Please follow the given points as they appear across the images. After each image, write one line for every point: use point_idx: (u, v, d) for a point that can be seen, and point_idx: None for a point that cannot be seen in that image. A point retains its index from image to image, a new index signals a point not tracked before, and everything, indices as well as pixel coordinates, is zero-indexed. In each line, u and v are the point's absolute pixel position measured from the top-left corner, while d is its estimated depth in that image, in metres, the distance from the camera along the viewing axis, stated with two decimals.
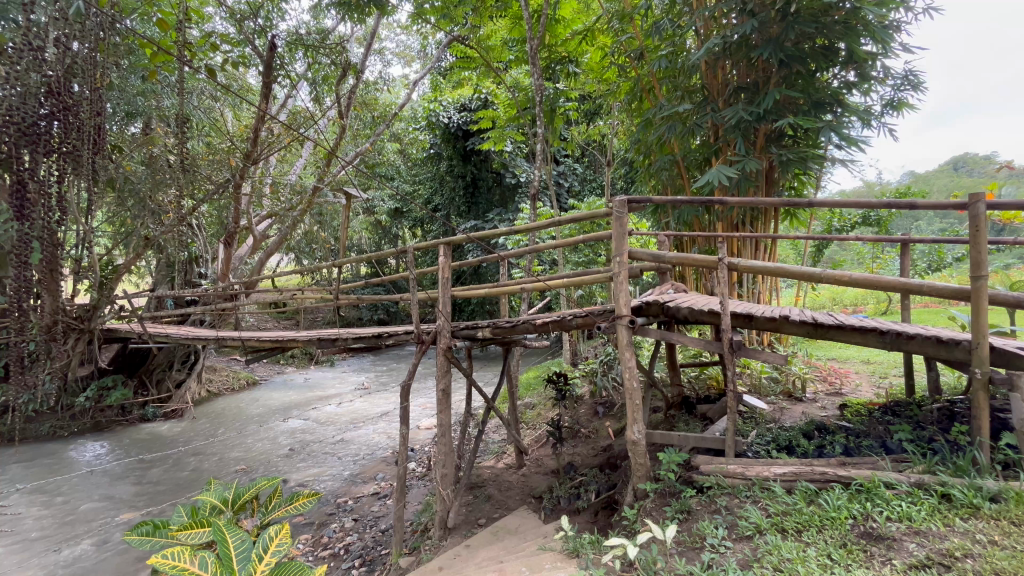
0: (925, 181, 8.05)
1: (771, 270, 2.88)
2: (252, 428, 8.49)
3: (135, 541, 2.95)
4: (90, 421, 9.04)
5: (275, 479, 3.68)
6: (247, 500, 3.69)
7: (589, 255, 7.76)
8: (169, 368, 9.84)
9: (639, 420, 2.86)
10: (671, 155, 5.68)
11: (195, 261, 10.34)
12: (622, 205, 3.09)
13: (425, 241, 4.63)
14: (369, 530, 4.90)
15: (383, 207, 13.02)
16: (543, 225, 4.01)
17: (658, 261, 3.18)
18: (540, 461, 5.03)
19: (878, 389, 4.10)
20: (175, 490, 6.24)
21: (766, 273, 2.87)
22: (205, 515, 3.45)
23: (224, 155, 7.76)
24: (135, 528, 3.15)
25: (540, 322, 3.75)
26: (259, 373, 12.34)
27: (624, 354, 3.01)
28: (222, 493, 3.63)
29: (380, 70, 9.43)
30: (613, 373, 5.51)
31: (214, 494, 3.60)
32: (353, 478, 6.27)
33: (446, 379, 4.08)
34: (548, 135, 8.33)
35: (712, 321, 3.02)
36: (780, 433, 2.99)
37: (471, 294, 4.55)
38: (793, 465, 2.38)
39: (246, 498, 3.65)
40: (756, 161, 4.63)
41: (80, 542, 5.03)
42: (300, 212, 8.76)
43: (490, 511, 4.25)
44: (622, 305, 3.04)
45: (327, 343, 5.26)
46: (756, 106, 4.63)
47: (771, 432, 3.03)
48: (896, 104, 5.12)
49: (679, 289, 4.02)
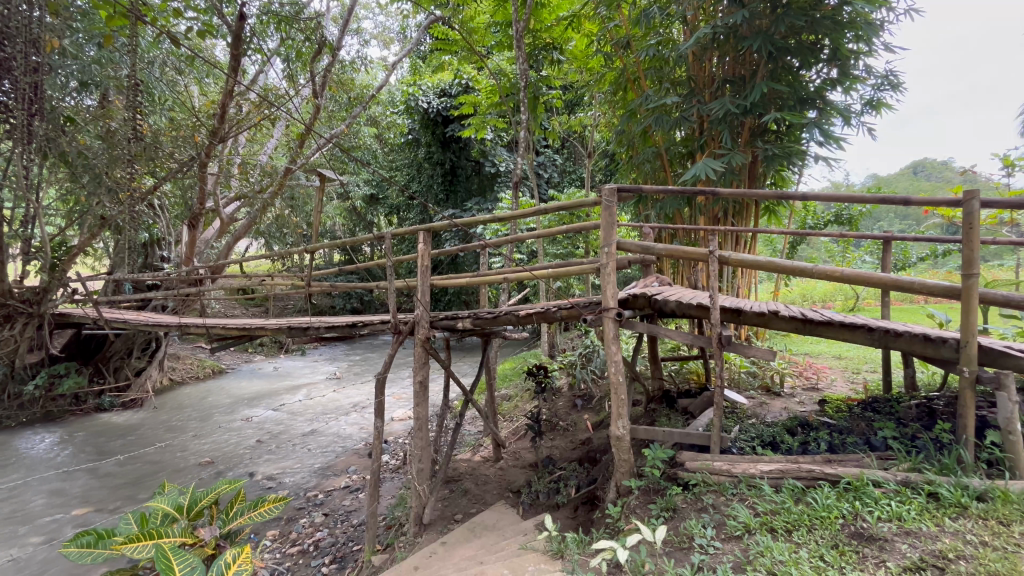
0: (887, 183, 8.25)
1: (763, 264, 2.80)
2: (217, 419, 8.16)
3: (74, 556, 3.25)
4: (41, 411, 8.50)
5: (234, 485, 3.92)
6: (205, 505, 3.85)
7: (570, 247, 7.69)
8: (128, 355, 9.45)
9: (625, 415, 2.80)
10: (655, 148, 5.60)
11: (156, 243, 9.89)
12: (611, 194, 2.98)
13: (403, 228, 4.42)
14: (340, 526, 4.75)
15: (358, 193, 12.64)
16: (527, 214, 3.85)
17: (646, 253, 3.09)
18: (518, 454, 4.96)
19: (853, 385, 4.16)
20: (132, 485, 5.92)
21: (758, 267, 2.80)
22: (156, 524, 3.56)
23: (188, 131, 7.34)
24: (77, 538, 3.43)
25: (523, 313, 3.57)
26: (226, 361, 11.91)
27: (610, 347, 2.92)
28: (176, 500, 3.80)
29: (358, 50, 9.07)
30: (592, 366, 5.48)
31: (168, 501, 3.78)
32: (324, 471, 6.09)
33: (423, 371, 3.93)
34: (530, 123, 8.18)
35: (699, 315, 2.96)
36: (764, 428, 2.97)
37: (450, 283, 4.39)
38: (780, 463, 2.35)
39: (202, 505, 3.80)
40: (742, 155, 4.60)
41: (26, 541, 4.71)
42: (270, 195, 8.40)
43: (467, 506, 4.15)
44: (609, 297, 2.93)
45: (298, 332, 5.02)
46: (744, 99, 4.58)
47: (754, 427, 3.01)
48: (875, 104, 5.17)
49: (663, 282, 3.95)
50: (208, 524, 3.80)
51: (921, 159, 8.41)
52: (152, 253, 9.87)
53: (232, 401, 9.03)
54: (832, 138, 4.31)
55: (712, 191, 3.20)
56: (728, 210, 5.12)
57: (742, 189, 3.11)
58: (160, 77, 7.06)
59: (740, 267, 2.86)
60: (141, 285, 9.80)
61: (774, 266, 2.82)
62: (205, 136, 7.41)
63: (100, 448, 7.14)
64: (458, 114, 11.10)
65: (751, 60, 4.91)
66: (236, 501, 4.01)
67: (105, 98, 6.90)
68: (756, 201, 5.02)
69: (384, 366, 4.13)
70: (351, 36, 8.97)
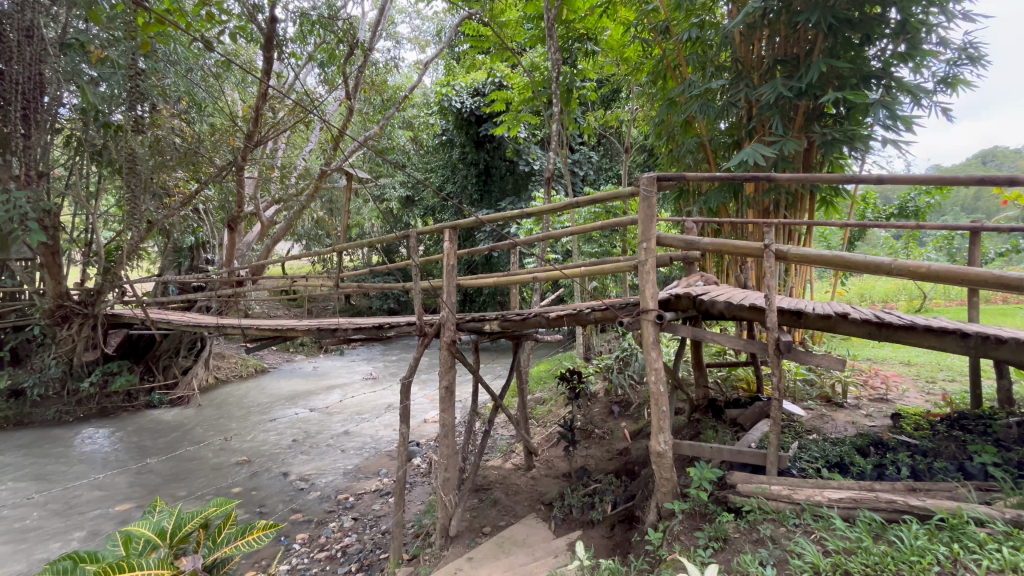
0: (951, 172, 7.44)
1: (828, 260, 2.43)
2: (256, 417, 8.34)
3: None
4: (96, 407, 8.94)
5: (225, 506, 3.78)
6: (190, 530, 3.55)
7: (606, 246, 7.38)
8: (176, 355, 9.83)
9: (667, 429, 2.51)
10: (698, 138, 5.24)
11: (201, 246, 10.26)
12: (650, 182, 2.68)
13: (429, 227, 4.27)
14: (369, 532, 4.66)
15: (394, 194, 12.75)
16: (556, 209, 3.61)
17: (689, 248, 2.77)
18: (550, 464, 4.72)
19: (929, 397, 3.68)
20: (173, 482, 6.07)
21: (824, 263, 2.43)
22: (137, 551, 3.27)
23: (226, 135, 7.51)
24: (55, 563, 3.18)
25: (553, 316, 3.34)
26: (268, 361, 12.23)
27: (649, 354, 2.63)
28: (159, 523, 3.50)
29: (391, 52, 9.08)
30: (630, 371, 5.17)
31: (151, 525, 3.49)
32: (356, 473, 6.04)
33: (449, 375, 3.76)
34: (564, 118, 7.96)
35: (753, 318, 2.62)
36: (830, 446, 2.62)
37: (479, 283, 4.20)
38: (852, 490, 2.03)
39: (187, 530, 3.50)
40: (796, 141, 4.16)
41: (72, 535, 4.87)
42: (306, 197, 8.51)
43: (496, 518, 3.95)
44: (649, 297, 2.65)
45: (327, 333, 4.96)
46: (798, 81, 4.17)
47: (816, 445, 2.66)
48: (951, 80, 4.62)
49: (708, 280, 3.61)
50: (192, 552, 3.48)
51: (991, 148, 7.56)
52: (197, 256, 10.22)
53: (272, 400, 9.22)
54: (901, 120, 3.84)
55: (766, 177, 2.83)
56: (781, 202, 4.70)
57: (802, 174, 2.72)
58: (199, 82, 7.24)
59: (801, 263, 2.50)
60: (187, 287, 10.17)
61: (843, 262, 2.44)
62: (242, 139, 7.54)
63: (146, 445, 7.40)
64: (492, 113, 10.96)
65: (806, 37, 4.48)
66: (225, 525, 3.77)
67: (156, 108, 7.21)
68: (812, 190, 4.57)
69: (409, 371, 3.98)
70: (385, 38, 9.00)
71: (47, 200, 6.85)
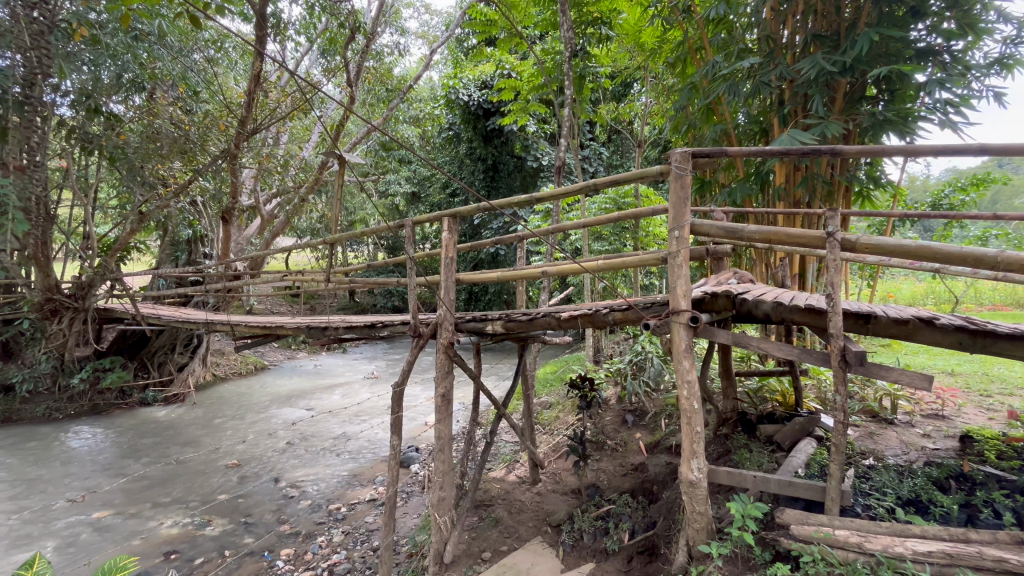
0: (985, 170, 6.98)
1: (911, 251, 1.94)
2: (251, 417, 8.03)
3: None
4: (88, 404, 8.61)
5: None
6: None
7: (617, 243, 6.92)
8: (171, 351, 9.53)
9: (701, 453, 2.10)
10: (723, 125, 4.75)
11: (199, 240, 9.92)
12: (683, 159, 2.24)
13: (423, 215, 3.80)
14: (359, 548, 4.30)
15: (399, 190, 12.45)
16: (570, 192, 3.03)
17: (731, 238, 2.33)
18: (558, 478, 4.33)
19: (992, 414, 3.26)
20: (157, 488, 5.74)
21: (905, 256, 1.94)
22: None
23: (216, 121, 7.10)
24: None
25: (564, 316, 2.92)
26: (269, 358, 11.93)
27: (681, 363, 2.20)
28: None
29: (396, 40, 8.70)
30: (644, 377, 4.75)
31: None
32: (350, 480, 5.69)
33: (446, 381, 3.36)
34: (576, 107, 7.48)
35: (806, 322, 2.19)
36: (897, 477, 2.27)
37: (481, 279, 3.75)
38: (944, 543, 1.71)
39: None
40: (839, 124, 3.71)
41: (41, 545, 4.53)
42: (305, 190, 8.15)
43: (498, 540, 3.57)
44: (680, 296, 2.24)
45: (316, 332, 4.53)
46: (842, 55, 3.71)
47: (879, 475, 2.28)
48: (1011, 62, 4.14)
49: (742, 278, 3.16)
50: None
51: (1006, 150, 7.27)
52: (195, 249, 9.91)
53: (270, 399, 8.91)
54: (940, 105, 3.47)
55: (829, 150, 2.31)
56: (816, 193, 4.11)
57: (874, 147, 2.21)
58: (194, 66, 6.81)
59: (875, 254, 2.04)
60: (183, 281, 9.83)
61: (933, 254, 1.93)
62: (235, 126, 7.15)
63: (134, 445, 7.09)
64: (500, 105, 10.52)
65: (844, 13, 4.02)
66: None
67: (152, 96, 6.89)
68: (851, 180, 4.08)
69: (401, 376, 3.58)
70: (389, 26, 8.65)
71: (36, 189, 6.53)
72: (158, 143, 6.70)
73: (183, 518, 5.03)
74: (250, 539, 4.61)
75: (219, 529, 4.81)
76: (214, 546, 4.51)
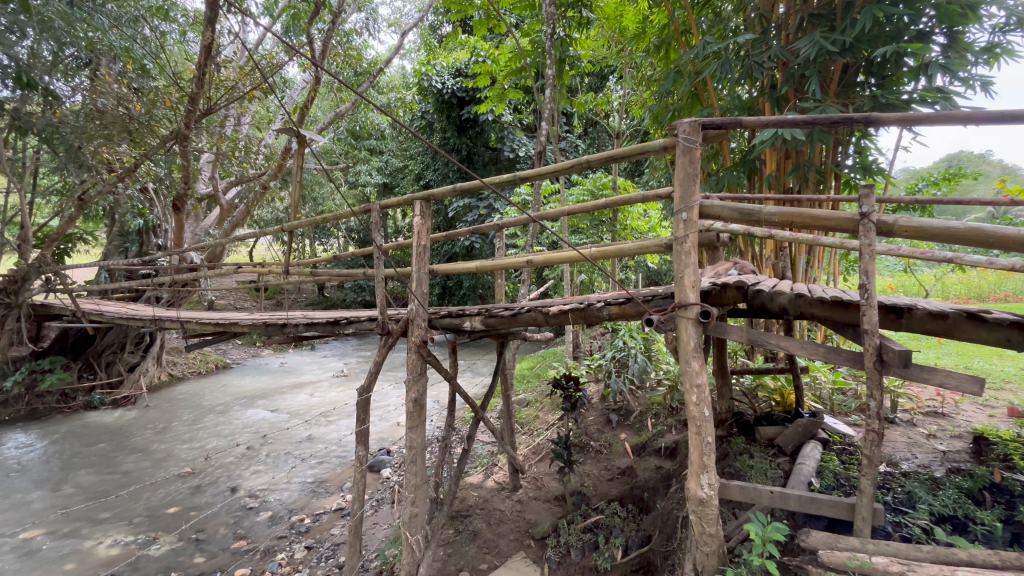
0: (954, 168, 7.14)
1: (956, 233, 1.72)
2: (209, 420, 7.50)
3: None
4: (25, 408, 7.91)
5: None
6: None
7: (595, 236, 6.63)
8: (120, 350, 8.81)
9: (712, 468, 1.86)
10: (711, 109, 4.50)
11: (151, 231, 9.21)
12: (692, 130, 1.98)
13: (393, 199, 3.42)
14: (324, 566, 3.93)
15: (370, 181, 11.98)
16: (559, 171, 2.71)
17: (746, 220, 2.08)
18: (539, 483, 4.07)
19: (992, 411, 3.23)
20: (98, 502, 5.20)
21: (949, 239, 1.72)
22: None
23: (163, 99, 6.46)
24: None
25: (552, 311, 2.65)
26: (231, 356, 11.28)
27: (689, 363, 1.94)
28: None
29: (367, 22, 8.19)
30: (629, 375, 4.52)
31: None
32: (317, 487, 5.30)
33: (418, 386, 3.00)
34: (556, 93, 7.15)
35: (827, 317, 2.01)
36: (925, 496, 2.24)
37: (458, 271, 3.37)
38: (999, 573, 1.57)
39: None
40: (838, 107, 3.49)
41: None
42: (267, 176, 7.61)
43: (477, 556, 3.29)
44: (688, 287, 1.97)
45: (273, 329, 4.12)
46: (842, 34, 3.49)
47: (912, 499, 2.26)
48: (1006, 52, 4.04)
49: (743, 269, 2.93)
50: None
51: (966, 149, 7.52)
52: (146, 240, 9.21)
53: (230, 400, 8.37)
54: (932, 92, 3.28)
55: (863, 119, 2.01)
56: (808, 182, 3.88)
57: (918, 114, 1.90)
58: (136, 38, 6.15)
59: (914, 237, 1.81)
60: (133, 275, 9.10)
61: (981, 237, 1.72)
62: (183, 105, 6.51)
63: (75, 454, 6.47)
64: (475, 93, 10.14)
65: None
66: None
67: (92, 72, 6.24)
68: (845, 168, 3.89)
69: (368, 380, 3.22)
70: (357, 6, 8.15)
71: None
72: (97, 123, 6.04)
73: (125, 537, 4.55)
74: (202, 559, 4.17)
75: (166, 548, 4.34)
76: (160, 568, 4.06)
